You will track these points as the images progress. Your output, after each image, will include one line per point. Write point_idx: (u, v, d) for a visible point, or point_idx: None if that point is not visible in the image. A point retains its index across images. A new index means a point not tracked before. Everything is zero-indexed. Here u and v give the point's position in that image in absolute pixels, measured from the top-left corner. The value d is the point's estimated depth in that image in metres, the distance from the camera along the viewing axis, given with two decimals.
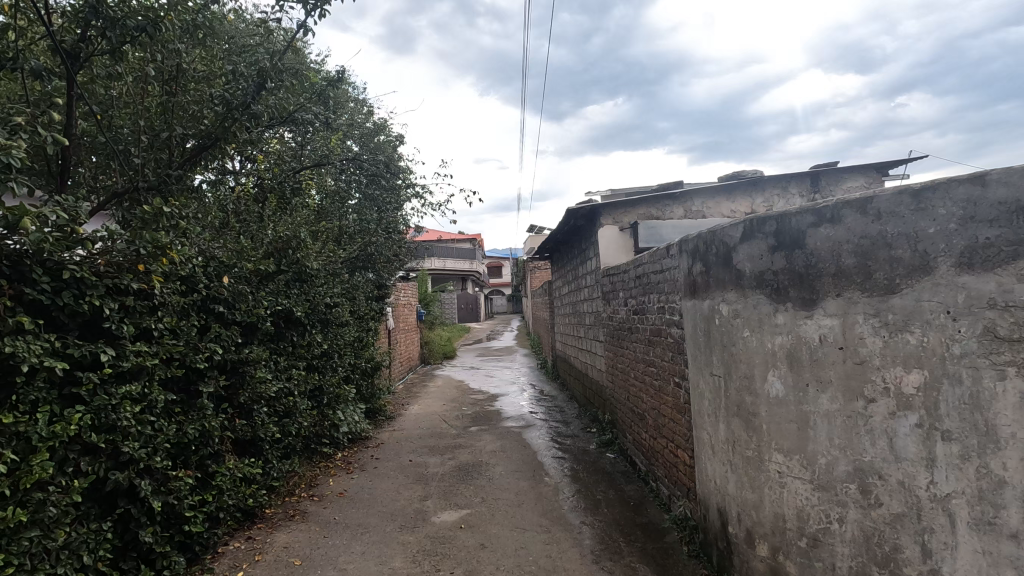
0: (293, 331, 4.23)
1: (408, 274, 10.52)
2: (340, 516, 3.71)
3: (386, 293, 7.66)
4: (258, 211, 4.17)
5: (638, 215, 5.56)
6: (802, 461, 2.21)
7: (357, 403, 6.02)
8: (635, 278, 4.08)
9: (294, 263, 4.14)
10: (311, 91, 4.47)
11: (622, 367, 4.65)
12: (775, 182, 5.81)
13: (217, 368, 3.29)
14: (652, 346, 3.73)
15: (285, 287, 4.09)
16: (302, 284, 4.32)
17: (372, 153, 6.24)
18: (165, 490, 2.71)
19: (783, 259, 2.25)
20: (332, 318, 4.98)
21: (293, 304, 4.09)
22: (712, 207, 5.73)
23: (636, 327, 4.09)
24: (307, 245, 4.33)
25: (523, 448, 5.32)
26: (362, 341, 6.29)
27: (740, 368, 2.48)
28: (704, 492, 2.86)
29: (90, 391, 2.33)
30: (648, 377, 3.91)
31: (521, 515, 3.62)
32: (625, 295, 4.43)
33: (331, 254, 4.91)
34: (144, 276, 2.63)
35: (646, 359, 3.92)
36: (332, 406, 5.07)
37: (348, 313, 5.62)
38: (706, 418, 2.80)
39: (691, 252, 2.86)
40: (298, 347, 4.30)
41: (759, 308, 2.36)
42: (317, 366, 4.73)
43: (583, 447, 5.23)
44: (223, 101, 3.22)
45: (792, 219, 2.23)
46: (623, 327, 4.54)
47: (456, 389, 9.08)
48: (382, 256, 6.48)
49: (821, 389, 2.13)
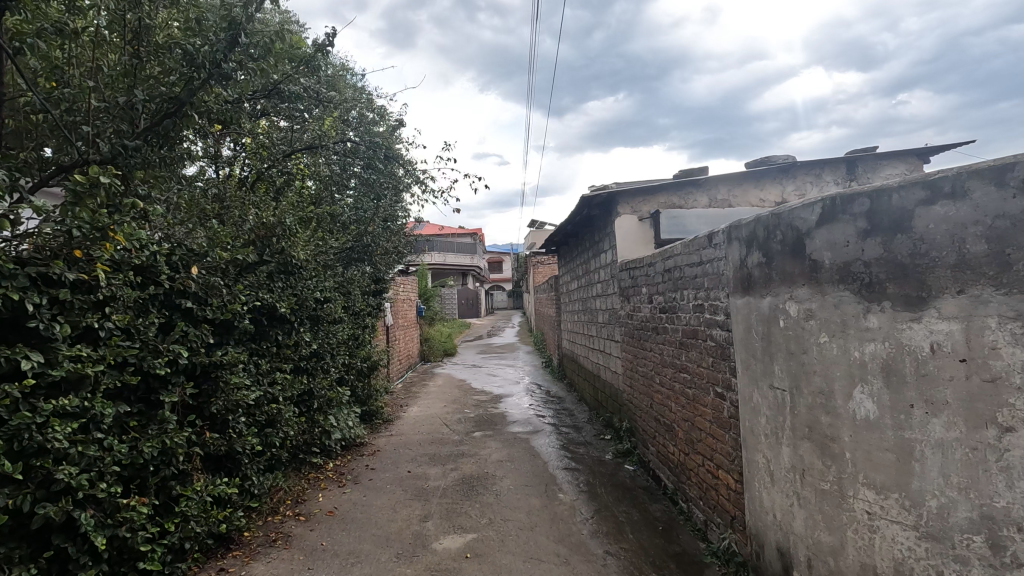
0: (278, 330, 3.76)
1: (408, 267, 10.05)
2: (329, 542, 3.25)
3: (384, 288, 7.20)
4: (239, 194, 3.71)
5: (658, 203, 5.09)
6: (903, 503, 1.74)
7: (352, 407, 5.57)
8: (663, 272, 3.62)
9: (279, 252, 3.67)
10: (298, 60, 4.00)
11: (645, 370, 4.19)
12: (807, 168, 5.33)
13: (184, 374, 2.83)
14: (685, 349, 3.27)
15: (269, 279, 3.61)
16: (289, 276, 3.86)
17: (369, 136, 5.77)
18: (113, 524, 2.26)
19: (879, 246, 1.79)
20: (323, 315, 4.52)
21: (277, 299, 3.62)
22: (738, 195, 5.25)
23: (665, 327, 3.63)
24: (293, 234, 3.85)
25: (531, 457, 4.87)
26: (357, 338, 5.84)
27: (815, 381, 2.01)
28: (758, 526, 2.40)
29: (9, 408, 1.89)
30: (678, 384, 3.45)
31: (534, 541, 3.17)
32: (650, 291, 3.97)
33: (323, 243, 4.44)
34: (85, 265, 2.15)
35: (676, 364, 3.46)
36: (323, 411, 4.62)
37: (341, 309, 5.16)
38: (763, 437, 2.34)
39: (745, 240, 2.39)
40: (284, 347, 3.84)
41: (843, 308, 1.90)
42: (306, 368, 4.28)
43: (598, 458, 4.76)
44: (187, 56, 2.72)
45: (892, 196, 1.75)
46: (647, 327, 4.07)
47: (457, 389, 8.62)
48: (379, 247, 6.01)
49: (932, 413, 1.66)
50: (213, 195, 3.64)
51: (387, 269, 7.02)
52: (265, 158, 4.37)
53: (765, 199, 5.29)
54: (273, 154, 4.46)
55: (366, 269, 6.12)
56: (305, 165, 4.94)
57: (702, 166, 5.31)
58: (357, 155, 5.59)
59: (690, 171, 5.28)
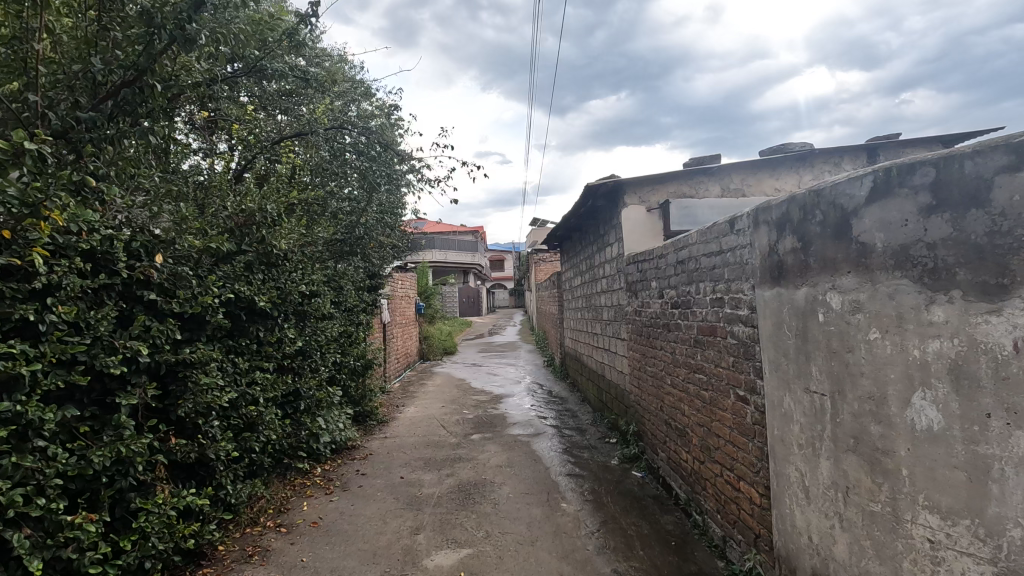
0: (259, 326, 3.49)
1: (406, 263, 9.78)
2: (310, 557, 2.98)
3: (379, 284, 6.93)
4: (218, 179, 3.44)
5: (668, 193, 4.81)
6: (977, 532, 1.43)
7: (343, 407, 5.30)
8: (676, 264, 3.33)
9: (259, 241, 3.39)
10: (280, 35, 3.73)
11: (654, 370, 3.90)
12: (826, 156, 5.03)
13: (147, 374, 2.55)
14: (701, 347, 2.98)
15: (248, 270, 3.33)
16: (272, 267, 3.57)
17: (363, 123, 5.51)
18: (54, 545, 1.98)
19: (948, 224, 1.48)
20: (310, 310, 4.25)
21: (257, 291, 3.34)
22: (753, 184, 4.95)
23: (677, 323, 3.34)
24: (275, 222, 3.56)
25: (532, 462, 4.60)
26: (349, 335, 5.56)
27: (862, 386, 1.72)
28: (789, 548, 2.12)
29: None
30: (692, 385, 3.16)
31: (534, 558, 2.89)
32: (660, 285, 3.68)
33: (310, 234, 4.16)
34: (17, 249, 1.89)
35: (690, 364, 3.17)
36: (312, 413, 4.34)
37: (331, 305, 4.88)
38: (797, 448, 2.04)
39: (776, 223, 2.10)
40: (266, 343, 3.56)
41: (900, 299, 1.60)
42: (291, 367, 4.01)
43: (603, 463, 4.48)
44: (144, 15, 2.40)
45: (965, 163, 1.44)
46: (657, 324, 3.78)
47: (456, 389, 8.34)
48: (372, 240, 5.73)
49: (1016, 424, 1.33)
50: (191, 180, 3.38)
51: (383, 264, 6.76)
52: (249, 143, 4.10)
53: (781, 188, 4.99)
54: (259, 140, 4.20)
55: (359, 264, 5.84)
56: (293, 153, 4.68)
57: (713, 154, 5.02)
58: (349, 143, 5.32)
59: (701, 159, 4.98)
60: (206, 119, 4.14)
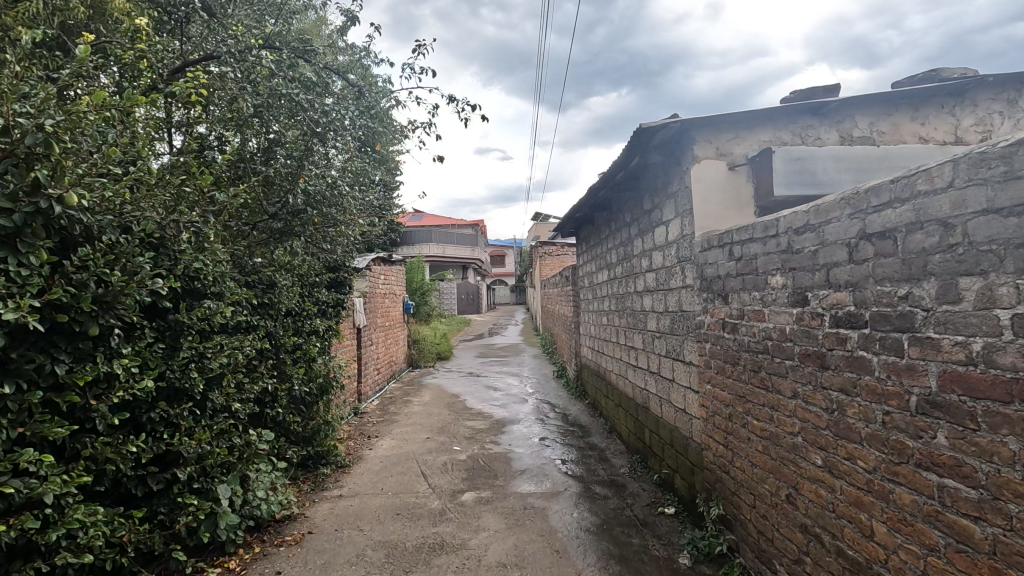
0: (51, 354, 1.87)
1: (391, 256, 8.12)
2: None
3: (345, 279, 5.27)
4: (29, 48, 2.15)
5: (759, 143, 3.17)
6: None
7: (276, 456, 3.66)
8: (859, 244, 1.68)
9: (31, 189, 1.75)
10: None
11: (772, 429, 2.26)
12: (999, 88, 3.32)
13: None
14: (965, 422, 1.33)
15: (13, 247, 1.70)
16: (84, 246, 1.94)
17: (292, 51, 3.91)
18: None
19: None
20: (200, 321, 2.62)
21: (22, 283, 1.70)
22: (885, 132, 3.29)
23: (860, 359, 1.70)
24: (70, 153, 1.95)
25: (550, 555, 2.95)
26: (289, 350, 3.94)
27: None
28: None
29: None
30: (907, 493, 1.52)
31: None
32: (797, 286, 2.04)
33: (183, 193, 2.52)
34: None
35: (909, 448, 1.51)
36: (204, 483, 2.72)
37: (248, 310, 3.25)
38: None
39: None
40: (71, 387, 1.91)
41: None
42: (156, 416, 2.39)
43: (666, 563, 2.82)
44: None
45: None
46: (784, 354, 2.14)
47: (447, 410, 6.66)
48: (329, 218, 4.09)
49: None
50: None
51: (349, 254, 5.11)
52: (129, 68, 3.23)
53: (928, 138, 3.32)
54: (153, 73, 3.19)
55: (306, 251, 4.21)
56: (201, 92, 3.26)
57: (827, 87, 3.34)
58: (274, 67, 3.66)
59: (808, 93, 3.31)
60: (98, 46, 3.30)
